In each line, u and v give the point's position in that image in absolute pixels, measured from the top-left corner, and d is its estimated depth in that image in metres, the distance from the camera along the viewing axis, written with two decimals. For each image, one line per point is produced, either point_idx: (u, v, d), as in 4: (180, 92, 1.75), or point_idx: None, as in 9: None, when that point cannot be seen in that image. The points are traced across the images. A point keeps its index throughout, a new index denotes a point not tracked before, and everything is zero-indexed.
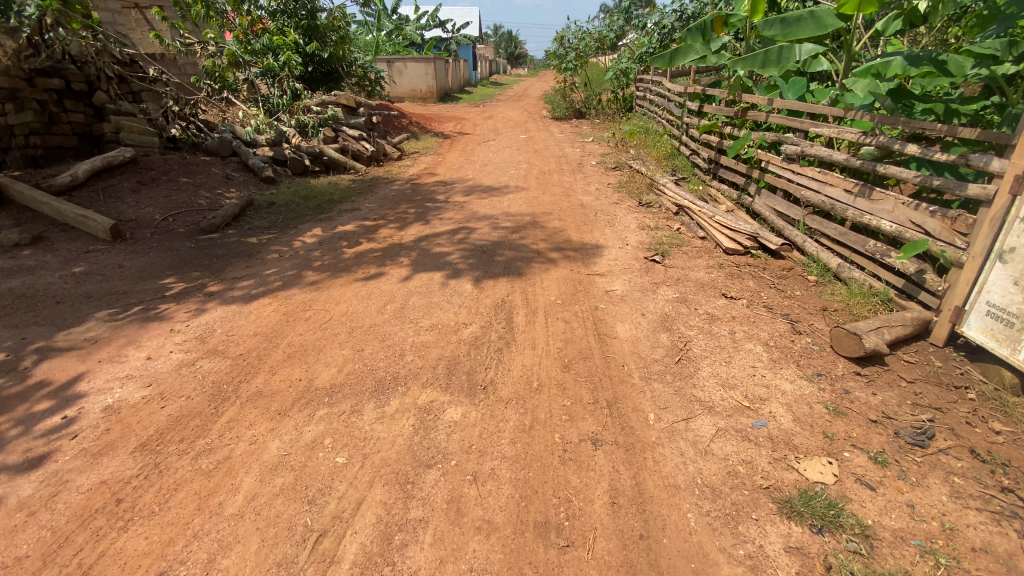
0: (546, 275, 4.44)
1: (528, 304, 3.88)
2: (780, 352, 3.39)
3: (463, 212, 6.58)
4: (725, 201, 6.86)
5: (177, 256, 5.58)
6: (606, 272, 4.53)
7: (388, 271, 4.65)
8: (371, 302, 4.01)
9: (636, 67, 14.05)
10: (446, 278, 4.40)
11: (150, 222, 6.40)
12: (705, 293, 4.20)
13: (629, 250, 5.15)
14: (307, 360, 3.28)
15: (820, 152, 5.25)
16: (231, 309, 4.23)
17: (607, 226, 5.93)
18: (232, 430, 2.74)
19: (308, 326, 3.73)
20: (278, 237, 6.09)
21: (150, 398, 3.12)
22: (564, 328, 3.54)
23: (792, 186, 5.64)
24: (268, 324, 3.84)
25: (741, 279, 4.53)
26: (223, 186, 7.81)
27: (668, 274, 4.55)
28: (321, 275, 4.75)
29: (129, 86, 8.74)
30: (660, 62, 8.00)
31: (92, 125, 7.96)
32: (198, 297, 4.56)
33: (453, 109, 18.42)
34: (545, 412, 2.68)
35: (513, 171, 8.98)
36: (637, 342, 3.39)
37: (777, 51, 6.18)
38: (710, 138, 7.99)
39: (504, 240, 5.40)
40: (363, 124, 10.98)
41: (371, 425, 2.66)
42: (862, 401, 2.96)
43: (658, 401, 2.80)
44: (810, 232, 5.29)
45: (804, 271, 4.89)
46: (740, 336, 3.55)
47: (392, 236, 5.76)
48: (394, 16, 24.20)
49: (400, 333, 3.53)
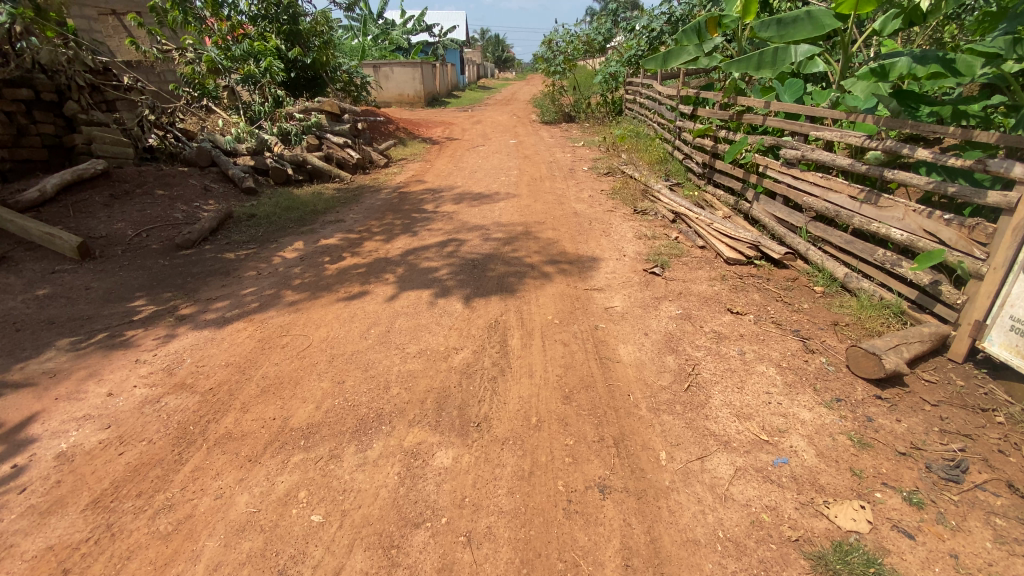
0: (542, 291, 4.19)
1: (523, 324, 3.62)
2: (794, 374, 3.16)
3: (452, 222, 6.31)
4: (722, 206, 6.66)
5: (149, 275, 5.25)
6: (604, 287, 4.29)
7: (372, 290, 4.37)
8: (354, 326, 3.73)
9: (625, 71, 13.90)
10: (435, 296, 4.14)
11: (122, 239, 6.05)
12: (709, 309, 3.96)
13: (627, 261, 4.91)
14: (282, 397, 3.00)
15: (822, 156, 5.06)
16: (204, 335, 3.92)
17: (603, 236, 5.70)
18: (196, 481, 2.45)
19: (286, 354, 3.45)
20: (258, 253, 5.79)
21: (108, 442, 2.81)
22: (561, 351, 3.29)
23: (794, 192, 5.45)
24: (242, 352, 3.55)
25: (745, 292, 4.31)
26: (201, 199, 7.47)
27: (669, 288, 4.32)
28: (301, 295, 4.46)
29: (103, 95, 8.36)
30: (653, 64, 7.81)
31: (63, 136, 7.57)
32: (168, 321, 4.24)
33: (441, 114, 18.17)
34: (546, 454, 2.43)
35: (503, 178, 8.73)
36: (642, 366, 3.13)
37: (772, 52, 6.02)
38: (703, 142, 7.81)
39: (495, 253, 5.14)
40: (348, 131, 10.66)
41: (351, 475, 2.38)
42: (886, 430, 2.74)
43: (668, 437, 2.56)
44: (813, 240, 5.09)
45: (809, 281, 4.67)
46: (750, 357, 3.31)
47: (378, 250, 5.47)
48: (380, 21, 23.86)
49: (385, 361, 3.26)
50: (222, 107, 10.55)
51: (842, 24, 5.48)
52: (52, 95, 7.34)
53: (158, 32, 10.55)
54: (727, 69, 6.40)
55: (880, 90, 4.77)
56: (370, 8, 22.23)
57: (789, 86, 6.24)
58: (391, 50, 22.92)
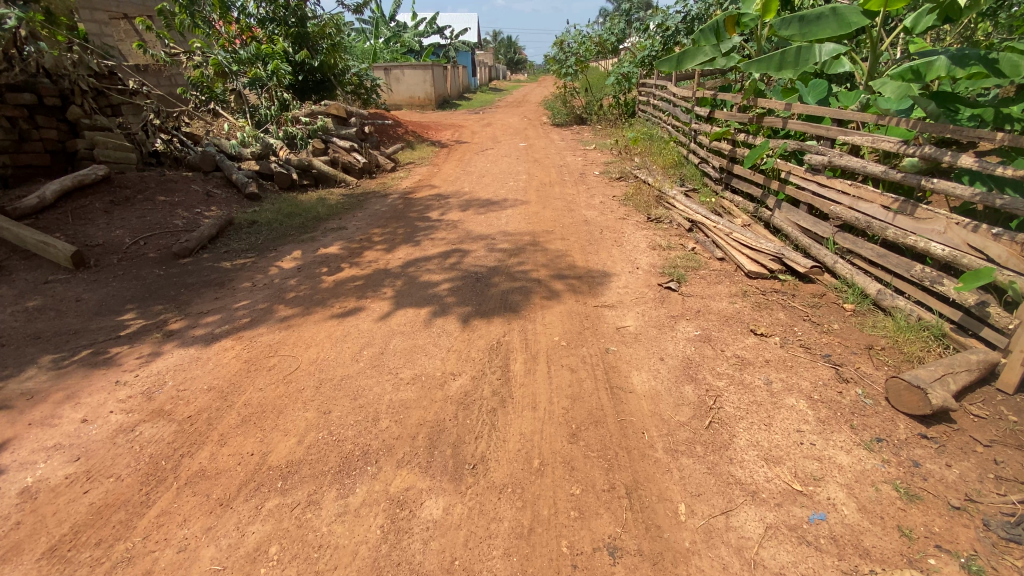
0: (548, 309, 3.92)
1: (527, 347, 3.34)
2: (828, 410, 2.85)
3: (456, 231, 6.06)
4: (741, 214, 6.33)
5: (142, 286, 5.06)
6: (615, 304, 4.00)
7: (367, 306, 4.13)
8: (346, 346, 3.48)
9: (639, 72, 13.56)
10: (435, 313, 3.88)
11: (119, 247, 5.89)
12: (731, 329, 3.65)
13: (640, 275, 4.61)
14: (263, 428, 2.76)
15: (853, 162, 4.70)
16: (190, 354, 3.70)
17: (615, 246, 5.39)
18: (161, 529, 2.21)
19: (272, 378, 3.21)
20: (256, 262, 5.59)
21: (74, 478, 2.58)
22: (568, 378, 3.00)
23: (820, 200, 5.11)
24: (226, 374, 3.32)
25: (770, 310, 3.98)
26: (203, 205, 7.31)
27: (687, 305, 4.01)
28: (294, 310, 4.22)
29: (107, 99, 8.21)
30: (667, 65, 7.47)
31: (66, 142, 7.45)
32: (156, 338, 4.03)
33: (451, 116, 17.97)
34: (548, 506, 2.16)
35: (511, 183, 8.46)
36: (657, 398, 2.83)
37: (795, 51, 5.64)
38: (720, 146, 7.47)
39: (500, 265, 4.88)
40: (354, 134, 10.43)
41: (328, 527, 2.13)
42: (936, 477, 2.42)
43: (688, 486, 2.27)
44: (841, 252, 4.74)
45: (837, 298, 4.33)
46: (778, 388, 2.99)
47: (378, 261, 5.24)
48: (390, 24, 23.75)
49: (376, 388, 3.00)
50: (229, 111, 10.48)
51: (870, 20, 5.11)
52: (55, 101, 7.24)
53: (165, 35, 10.39)
54: (746, 69, 6.03)
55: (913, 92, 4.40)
56: (381, 11, 22.09)
57: (813, 87, 5.87)
58: (402, 53, 22.79)
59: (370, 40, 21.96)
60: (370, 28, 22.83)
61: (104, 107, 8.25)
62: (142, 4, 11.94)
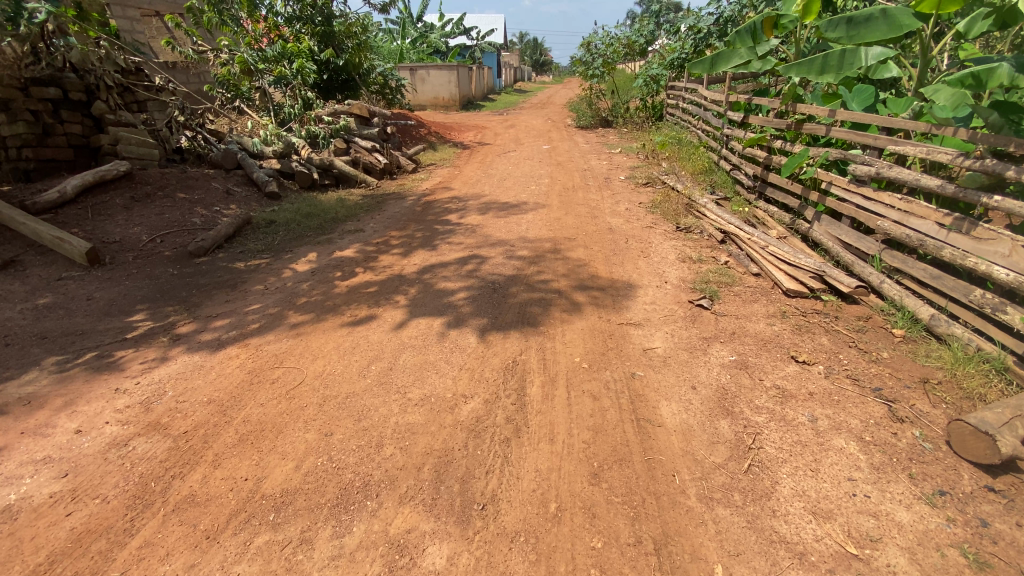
0: (569, 325, 3.67)
1: (546, 368, 3.09)
2: (882, 455, 2.54)
3: (475, 236, 5.86)
4: (776, 225, 5.97)
5: (154, 285, 4.97)
6: (641, 322, 3.73)
7: (379, 315, 3.93)
8: (354, 359, 3.28)
9: (668, 74, 13.20)
10: (449, 326, 3.67)
11: (135, 244, 5.84)
12: (769, 355, 3.35)
13: (669, 290, 4.32)
14: (260, 449, 2.58)
15: (903, 174, 4.34)
16: (193, 361, 3.54)
17: (641, 257, 5.10)
18: (141, 564, 2.07)
19: (275, 392, 3.03)
20: (270, 264, 5.47)
21: (60, 497, 2.46)
22: (590, 407, 2.75)
23: (865, 214, 4.75)
24: (228, 387, 3.15)
25: (811, 334, 3.66)
26: (222, 203, 7.24)
27: (720, 325, 3.71)
28: (304, 316, 4.03)
29: (133, 95, 8.26)
30: (699, 67, 7.13)
31: (90, 137, 7.49)
32: (162, 341, 3.89)
33: (475, 117, 17.84)
34: (565, 561, 1.92)
35: (533, 187, 8.22)
36: (689, 435, 2.56)
37: (838, 54, 5.28)
38: (755, 152, 7.10)
39: (519, 274, 4.64)
40: (376, 134, 10.32)
41: (320, 572, 1.93)
42: (1011, 541, 2.09)
43: (724, 543, 2.01)
44: (888, 271, 4.38)
45: (884, 321, 3.97)
46: (825, 426, 2.69)
47: (394, 266, 5.05)
48: (418, 24, 23.84)
49: (383, 409, 2.78)
50: (253, 109, 10.49)
51: (922, 23, 4.76)
52: (80, 95, 7.32)
53: (193, 33, 10.43)
54: (785, 73, 5.68)
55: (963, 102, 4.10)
56: (408, 11, 22.15)
57: (857, 93, 5.48)
58: (427, 53, 22.88)
59: (397, 40, 22.08)
60: (397, 27, 22.91)
61: (131, 103, 8.31)
62: (174, 2, 12.05)
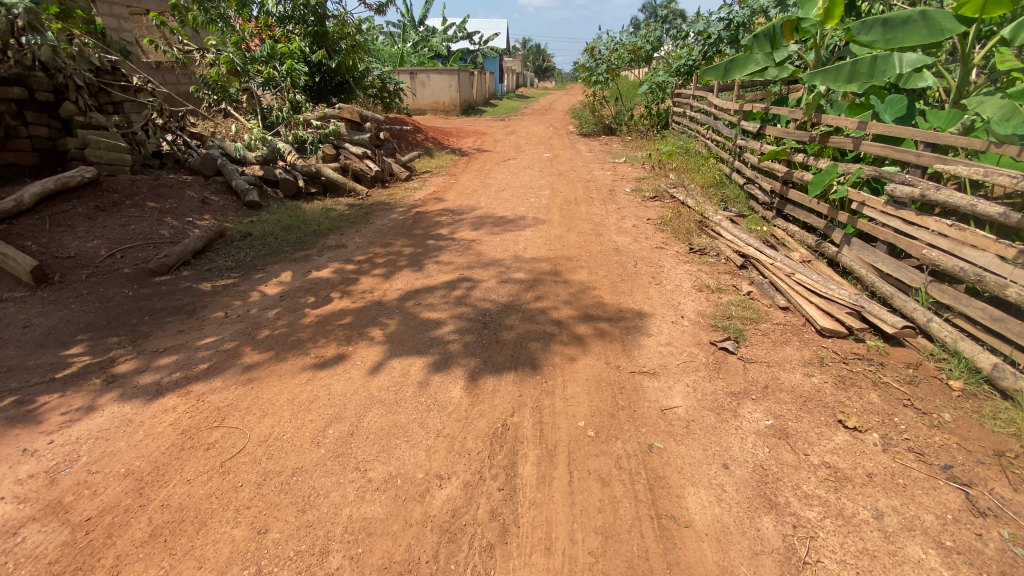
0: (572, 372, 3.09)
1: (543, 437, 2.51)
2: (972, 571, 1.96)
3: (467, 254, 5.30)
4: (799, 248, 5.40)
5: (103, 309, 4.40)
6: (657, 370, 3.16)
7: (349, 354, 3.35)
8: (309, 418, 2.71)
9: (674, 81, 12.69)
10: (430, 371, 3.09)
11: (92, 260, 5.28)
12: (811, 418, 2.79)
13: (686, 327, 3.74)
14: (172, 553, 2.03)
15: (955, 197, 3.78)
16: (122, 414, 2.97)
17: (652, 284, 4.53)
18: None
19: (208, 464, 2.48)
20: (238, 284, 4.90)
21: None
22: (598, 496, 2.18)
23: (905, 240, 4.19)
24: (153, 453, 2.59)
25: (857, 389, 3.07)
26: (196, 213, 6.68)
27: (750, 376, 3.14)
28: (263, 354, 3.45)
29: (108, 96, 7.74)
30: (712, 74, 6.56)
31: (57, 140, 6.94)
32: (94, 384, 3.31)
33: (475, 122, 17.32)
34: None
35: (534, 199, 7.67)
36: (724, 544, 2.00)
37: (868, 61, 4.70)
38: (774, 166, 6.55)
39: (515, 301, 4.09)
40: (368, 139, 9.75)
41: None
42: None
43: None
44: (935, 307, 3.80)
45: (938, 368, 3.36)
46: (894, 527, 2.13)
47: (374, 290, 4.47)
48: (418, 28, 23.48)
49: (334, 494, 2.22)
50: (240, 111, 9.96)
51: (966, 25, 4.23)
52: (47, 95, 6.79)
53: (180, 31, 9.84)
54: (807, 80, 5.14)
55: (1013, 116, 3.81)
56: (409, 15, 21.77)
57: (890, 104, 4.91)
58: (428, 57, 22.47)
59: (397, 45, 21.64)
60: (397, 31, 22.47)
61: (104, 104, 7.77)
62: None
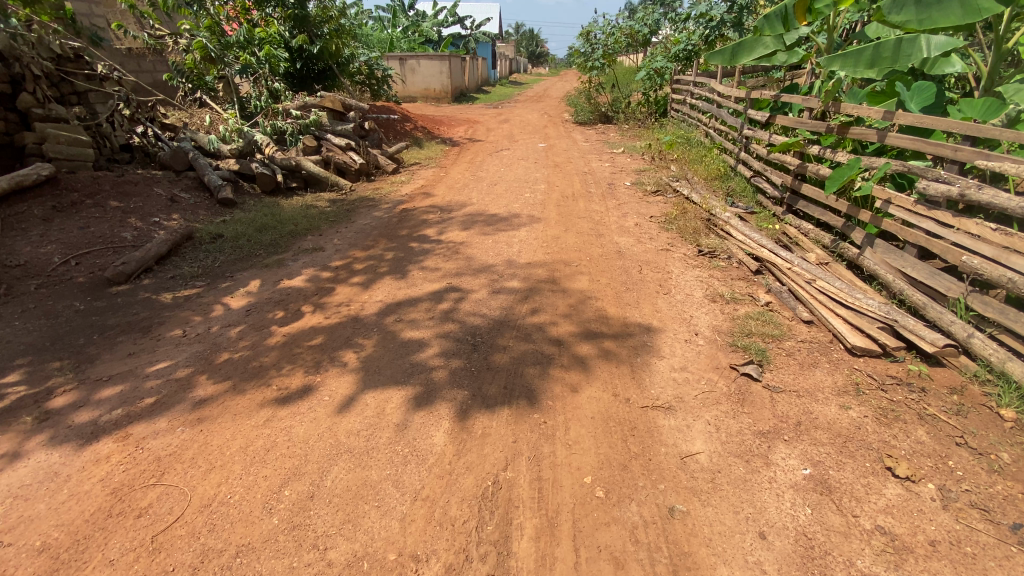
0: (574, 408, 2.66)
1: (541, 501, 2.11)
2: None
3: (456, 258, 4.85)
4: (815, 249, 4.96)
5: (49, 327, 3.92)
6: (672, 406, 2.73)
7: (318, 385, 2.91)
8: (263, 474, 2.28)
9: (673, 67, 12.14)
10: (409, 409, 2.65)
11: (43, 268, 4.78)
12: (855, 464, 2.38)
13: (701, 347, 3.32)
14: None
15: (1001, 196, 3.33)
16: (48, 464, 2.52)
17: (660, 294, 4.11)
18: None
19: (136, 538, 2.04)
20: (202, 295, 4.43)
21: None
22: None
23: (938, 244, 3.75)
24: (75, 520, 2.16)
25: (903, 424, 2.67)
26: (163, 212, 6.17)
27: (779, 410, 2.73)
28: (218, 386, 2.99)
29: (71, 86, 7.08)
30: (718, 60, 6.07)
31: (14, 134, 6.40)
32: (23, 424, 2.85)
33: (467, 110, 16.72)
34: None
35: (529, 195, 7.21)
36: None
37: (893, 43, 4.19)
38: (785, 158, 6.09)
39: (508, 315, 3.64)
40: (351, 130, 9.20)
41: None
42: None
43: None
44: (977, 321, 3.37)
45: (986, 394, 2.93)
46: None
47: (351, 302, 4.01)
48: (406, 13, 22.77)
49: None
50: (217, 100, 9.39)
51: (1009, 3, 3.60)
52: (4, 87, 6.27)
53: (152, 16, 9.23)
54: (826, 65, 4.66)
55: None
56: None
57: (918, 90, 4.45)
58: (418, 42, 21.72)
59: (386, 30, 20.88)
60: (385, 16, 21.68)
61: (67, 95, 7.12)
62: None
